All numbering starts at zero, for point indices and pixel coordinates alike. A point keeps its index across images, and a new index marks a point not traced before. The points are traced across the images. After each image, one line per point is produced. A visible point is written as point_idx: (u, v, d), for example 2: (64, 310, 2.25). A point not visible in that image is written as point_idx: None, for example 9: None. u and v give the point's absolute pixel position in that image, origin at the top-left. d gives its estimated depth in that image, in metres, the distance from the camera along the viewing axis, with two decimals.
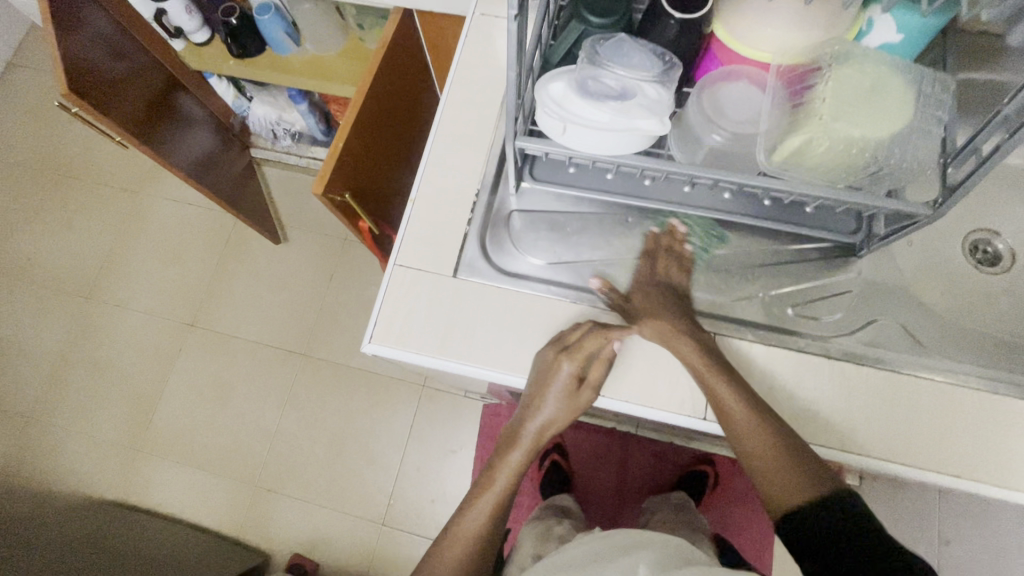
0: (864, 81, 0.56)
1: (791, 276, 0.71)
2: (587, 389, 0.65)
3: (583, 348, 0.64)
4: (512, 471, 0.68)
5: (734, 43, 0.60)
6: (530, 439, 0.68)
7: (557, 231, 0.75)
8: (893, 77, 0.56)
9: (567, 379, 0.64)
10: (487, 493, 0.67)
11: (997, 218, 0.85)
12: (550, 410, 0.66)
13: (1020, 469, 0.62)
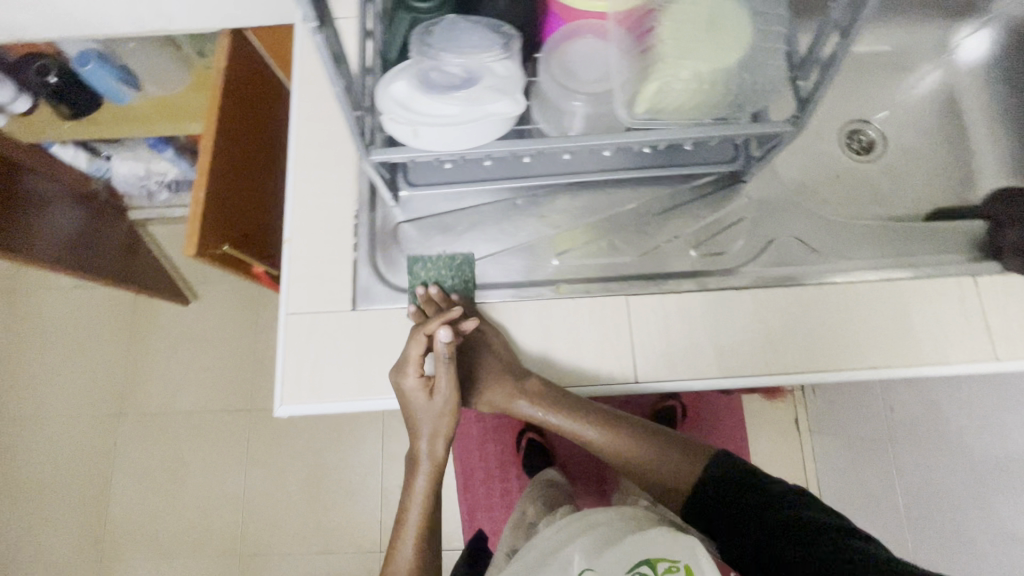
0: (700, 11, 0.54)
1: (687, 217, 0.71)
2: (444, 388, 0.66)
3: (413, 361, 0.64)
4: (421, 498, 0.72)
5: None
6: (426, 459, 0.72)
7: (450, 234, 0.71)
8: (726, 0, 0.54)
9: (421, 388, 0.65)
10: (408, 526, 0.72)
11: (862, 107, 0.89)
12: (421, 416, 0.68)
13: (929, 344, 0.65)
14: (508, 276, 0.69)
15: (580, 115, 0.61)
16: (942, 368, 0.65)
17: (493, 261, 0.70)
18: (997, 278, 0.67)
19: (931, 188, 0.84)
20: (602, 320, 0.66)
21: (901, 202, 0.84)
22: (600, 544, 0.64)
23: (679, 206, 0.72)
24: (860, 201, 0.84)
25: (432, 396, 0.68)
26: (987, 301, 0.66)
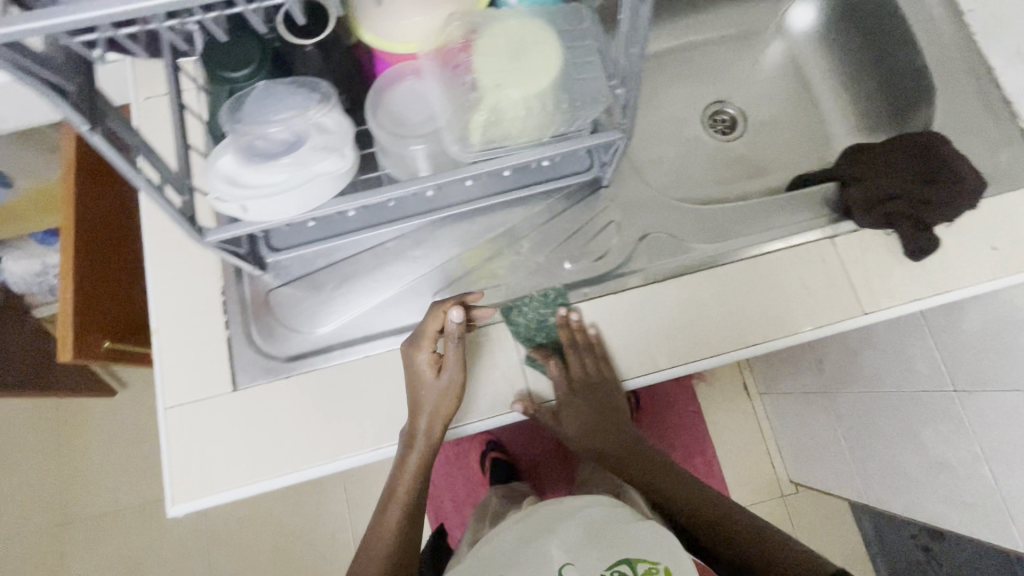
0: (506, 39, 0.55)
1: (562, 229, 0.72)
2: (454, 369, 0.62)
3: (426, 331, 0.62)
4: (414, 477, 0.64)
5: (385, 43, 0.58)
6: (420, 441, 0.61)
7: (326, 292, 0.69)
8: (528, 26, 0.55)
9: (429, 369, 0.62)
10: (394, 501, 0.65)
11: (718, 89, 0.92)
12: (427, 404, 0.61)
13: (800, 310, 0.68)
14: (390, 322, 0.68)
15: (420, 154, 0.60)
16: (814, 331, 0.68)
17: (373, 310, 0.68)
18: (852, 236, 0.71)
19: (792, 155, 0.89)
20: (489, 350, 0.67)
21: (766, 173, 0.88)
22: (584, 536, 0.62)
23: (552, 219, 0.72)
24: (730, 180, 0.88)
25: (438, 374, 0.62)
26: (846, 258, 0.70)
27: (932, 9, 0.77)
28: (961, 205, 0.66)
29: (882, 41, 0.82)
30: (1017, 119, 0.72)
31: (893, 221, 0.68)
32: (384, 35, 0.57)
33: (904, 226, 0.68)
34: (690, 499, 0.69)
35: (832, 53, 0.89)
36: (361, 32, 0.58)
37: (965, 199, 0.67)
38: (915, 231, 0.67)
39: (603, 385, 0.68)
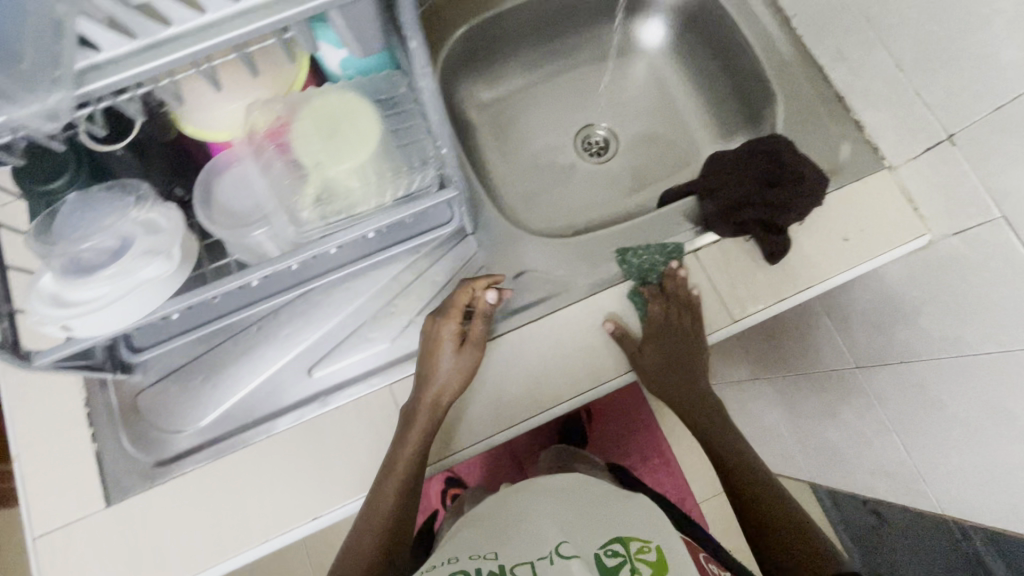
0: (323, 114, 0.55)
1: (434, 283, 0.71)
2: (473, 349, 0.64)
3: (455, 304, 0.65)
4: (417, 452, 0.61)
5: (208, 133, 0.57)
6: (425, 412, 0.62)
7: (195, 384, 0.67)
8: (343, 98, 0.55)
9: (452, 339, 0.64)
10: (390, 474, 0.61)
11: (588, 111, 0.93)
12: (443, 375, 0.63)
13: (671, 329, 0.70)
14: (268, 406, 0.66)
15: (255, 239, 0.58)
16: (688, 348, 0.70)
17: (249, 396, 0.67)
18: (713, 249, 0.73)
19: (663, 167, 0.90)
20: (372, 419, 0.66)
21: (641, 188, 0.90)
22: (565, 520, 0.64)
23: (423, 273, 0.71)
24: (607, 201, 0.89)
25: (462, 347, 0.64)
26: (710, 270, 0.72)
27: (761, 20, 0.81)
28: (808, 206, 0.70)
29: (726, 51, 0.85)
30: (850, 114, 0.77)
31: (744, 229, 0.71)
32: (208, 121, 0.57)
33: (757, 232, 0.70)
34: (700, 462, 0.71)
35: (687, 64, 0.91)
36: (182, 124, 0.57)
37: (811, 198, 0.70)
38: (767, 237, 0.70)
39: (679, 332, 0.70)
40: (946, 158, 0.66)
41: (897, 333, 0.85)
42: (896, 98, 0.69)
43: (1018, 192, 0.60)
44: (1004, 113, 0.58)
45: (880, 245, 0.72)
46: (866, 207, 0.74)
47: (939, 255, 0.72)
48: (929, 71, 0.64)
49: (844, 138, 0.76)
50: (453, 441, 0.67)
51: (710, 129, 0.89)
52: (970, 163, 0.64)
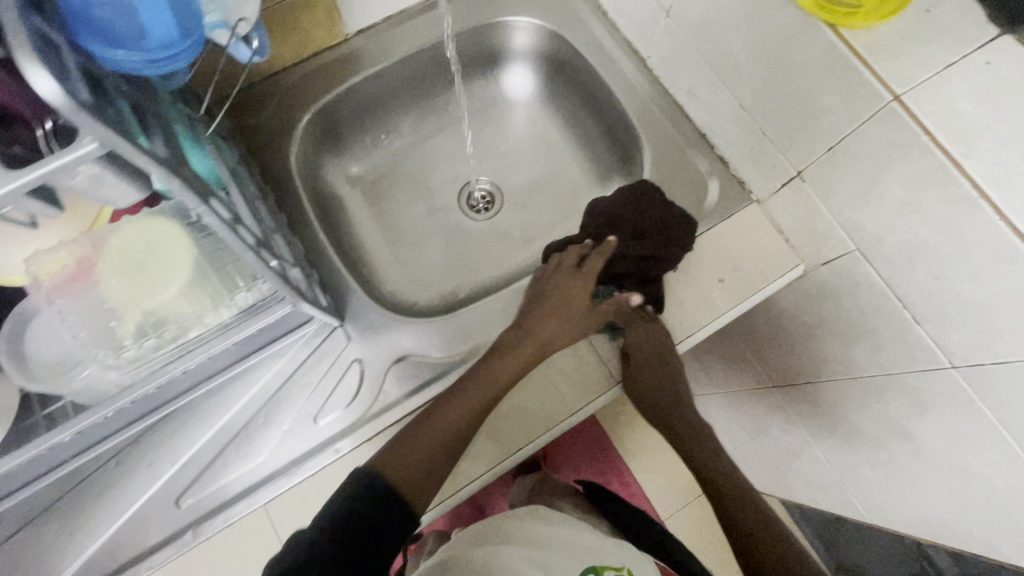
0: (131, 248, 0.49)
1: (306, 386, 0.67)
2: (593, 319, 0.71)
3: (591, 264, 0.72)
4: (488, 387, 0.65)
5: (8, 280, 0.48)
6: (531, 350, 0.67)
7: (49, 540, 0.61)
8: (155, 229, 0.50)
9: (585, 294, 0.71)
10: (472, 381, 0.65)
11: (467, 165, 0.90)
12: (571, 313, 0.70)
13: (556, 398, 0.69)
14: (135, 548, 0.62)
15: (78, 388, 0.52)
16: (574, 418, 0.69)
17: (111, 539, 0.62)
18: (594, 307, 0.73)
19: (550, 216, 0.87)
20: (252, 540, 0.63)
21: (529, 242, 0.86)
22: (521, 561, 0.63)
23: (292, 377, 0.67)
24: (496, 261, 0.85)
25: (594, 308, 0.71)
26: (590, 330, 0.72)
27: (618, 65, 0.80)
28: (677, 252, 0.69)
29: (592, 95, 0.84)
30: (714, 151, 0.76)
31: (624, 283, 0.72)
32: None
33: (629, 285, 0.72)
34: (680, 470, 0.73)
35: (559, 110, 0.89)
36: None
37: (680, 243, 0.70)
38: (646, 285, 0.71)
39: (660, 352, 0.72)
40: (800, 194, 0.66)
41: (797, 356, 0.85)
42: (748, 136, 0.69)
43: (865, 227, 0.60)
44: (838, 153, 0.58)
45: (756, 278, 0.72)
46: (736, 244, 0.73)
47: (815, 284, 0.72)
48: (769, 112, 0.64)
49: (710, 176, 0.76)
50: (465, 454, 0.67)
51: (590, 172, 0.87)
52: (820, 200, 0.64)
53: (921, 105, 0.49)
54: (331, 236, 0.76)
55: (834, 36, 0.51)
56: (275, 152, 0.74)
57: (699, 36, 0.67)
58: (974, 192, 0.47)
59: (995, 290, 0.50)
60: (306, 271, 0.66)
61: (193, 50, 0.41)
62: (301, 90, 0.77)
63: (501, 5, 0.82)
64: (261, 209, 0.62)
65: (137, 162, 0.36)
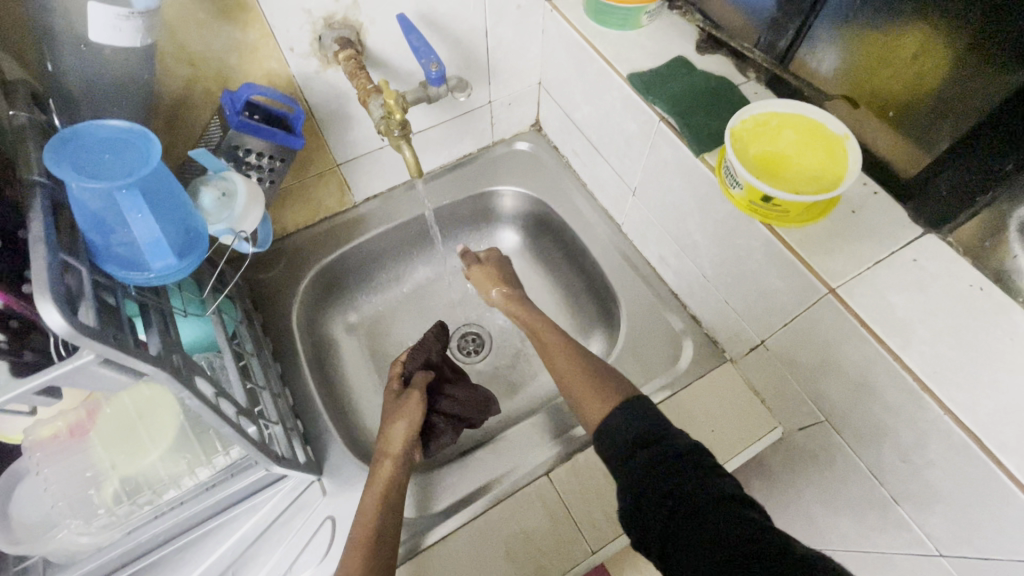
0: (127, 409, 0.54)
1: (278, 541, 0.65)
2: (416, 395, 0.71)
3: (395, 382, 0.75)
4: (373, 499, 0.60)
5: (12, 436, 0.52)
6: (388, 459, 0.64)
7: None
8: (150, 387, 0.55)
9: (393, 392, 0.74)
10: (354, 532, 0.56)
11: (458, 311, 0.95)
12: (398, 451, 0.65)
13: (535, 564, 0.64)
14: None
15: (47, 553, 0.52)
16: None
17: None
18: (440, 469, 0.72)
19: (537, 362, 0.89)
20: None
21: (519, 388, 0.87)
22: None
23: (266, 530, 0.65)
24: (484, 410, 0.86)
25: (411, 390, 0.72)
26: (565, 493, 0.68)
27: (596, 229, 0.88)
28: (423, 357, 0.79)
29: (572, 252, 0.91)
30: (685, 309, 0.80)
31: (443, 428, 0.73)
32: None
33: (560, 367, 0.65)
34: (570, 370, 0.63)
35: (544, 264, 0.96)
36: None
37: (420, 351, 0.79)
38: (463, 403, 0.76)
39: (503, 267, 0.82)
40: (767, 360, 0.68)
41: (791, 518, 0.80)
42: (713, 300, 0.73)
43: (828, 399, 0.61)
44: (791, 329, 0.61)
45: (736, 440, 0.70)
46: (713, 406, 0.73)
47: (797, 447, 0.71)
48: (728, 285, 0.68)
49: (684, 334, 0.79)
50: None
51: (572, 320, 0.91)
52: (785, 369, 0.65)
53: (856, 298, 0.52)
54: (322, 385, 0.80)
55: (770, 232, 0.57)
56: (279, 308, 0.81)
57: (660, 214, 0.75)
58: (914, 382, 0.49)
59: (959, 479, 0.49)
60: (289, 425, 0.69)
61: (191, 267, 0.44)
62: (308, 249, 0.86)
63: (492, 179, 0.93)
64: (254, 367, 0.68)
65: (132, 363, 0.40)
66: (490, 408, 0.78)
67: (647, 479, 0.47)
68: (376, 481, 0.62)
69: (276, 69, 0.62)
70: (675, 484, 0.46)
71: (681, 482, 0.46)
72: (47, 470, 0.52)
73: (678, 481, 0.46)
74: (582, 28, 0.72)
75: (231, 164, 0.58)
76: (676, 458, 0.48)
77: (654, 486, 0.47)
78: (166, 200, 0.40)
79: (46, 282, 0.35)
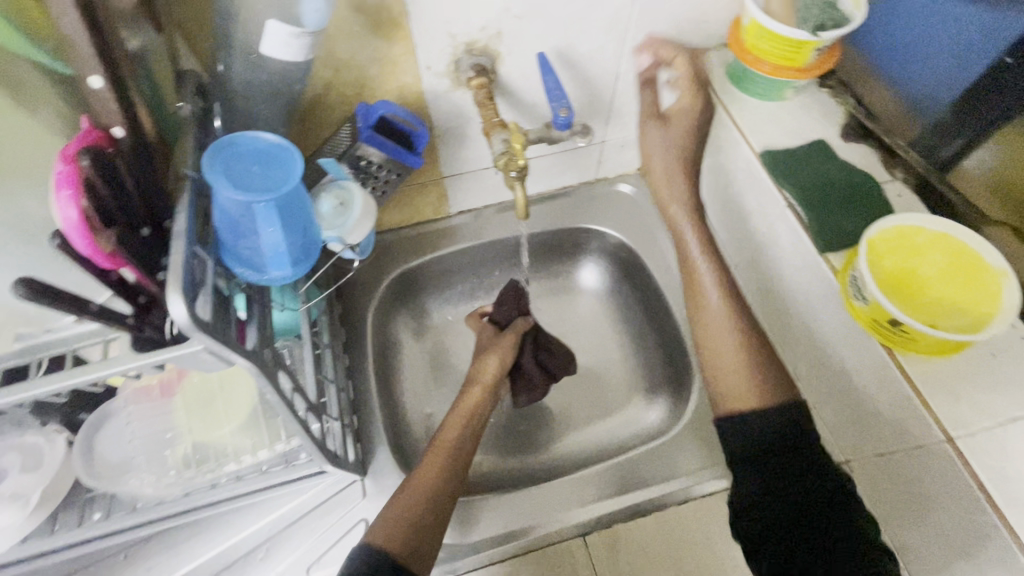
0: (211, 384, 0.59)
1: (312, 530, 0.67)
2: (508, 338, 0.78)
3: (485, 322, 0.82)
4: (459, 422, 0.66)
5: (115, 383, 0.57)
6: (477, 389, 0.71)
7: None
8: (235, 370, 0.60)
9: (485, 330, 0.81)
10: (436, 447, 0.63)
11: None
12: (486, 383, 0.72)
13: None
14: None
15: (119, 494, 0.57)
16: None
17: None
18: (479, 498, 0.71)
19: (596, 410, 0.86)
20: None
21: (568, 432, 0.84)
22: None
23: (299, 519, 0.68)
24: (526, 447, 0.83)
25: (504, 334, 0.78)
26: (599, 560, 0.66)
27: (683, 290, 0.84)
28: (512, 299, 0.80)
29: (654, 306, 0.87)
30: None
31: (534, 377, 0.78)
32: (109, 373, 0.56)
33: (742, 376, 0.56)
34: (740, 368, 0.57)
35: (620, 310, 0.93)
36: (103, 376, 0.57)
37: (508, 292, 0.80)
38: (555, 359, 0.80)
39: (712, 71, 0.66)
40: None
41: None
42: None
43: None
44: None
45: None
46: None
47: None
48: None
49: None
50: None
51: (638, 375, 0.88)
52: None
53: (975, 457, 0.47)
54: (381, 384, 0.82)
55: (890, 357, 0.52)
56: (358, 301, 0.84)
57: None
58: None
59: None
60: (345, 421, 0.71)
61: (301, 274, 0.46)
62: (396, 249, 0.88)
63: (587, 214, 0.91)
64: (326, 358, 0.70)
65: (232, 358, 0.42)
66: (573, 368, 0.81)
67: (789, 474, 0.51)
68: (462, 406, 0.69)
69: (410, 83, 0.64)
70: (807, 484, 0.50)
71: (802, 492, 0.50)
72: (134, 423, 0.58)
73: (806, 484, 0.50)
74: (719, 89, 0.69)
75: (352, 171, 0.60)
76: (801, 459, 0.51)
77: (787, 478, 0.50)
78: (295, 213, 0.42)
79: (180, 275, 0.37)
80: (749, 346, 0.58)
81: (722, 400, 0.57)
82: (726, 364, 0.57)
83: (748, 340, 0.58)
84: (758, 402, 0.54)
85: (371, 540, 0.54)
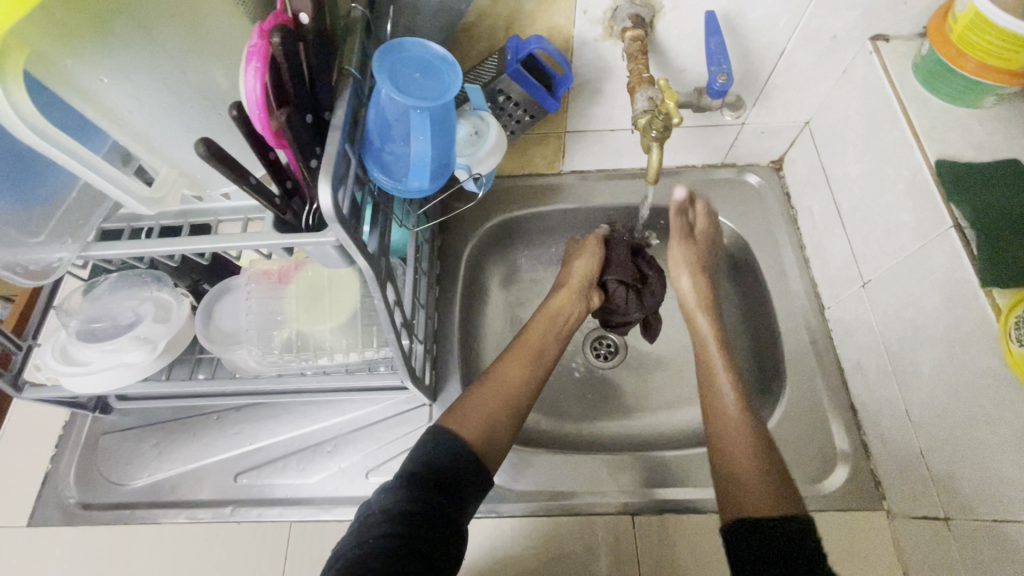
0: (320, 281, 0.62)
1: (376, 439, 0.72)
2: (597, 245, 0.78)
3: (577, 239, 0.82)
4: (545, 325, 0.70)
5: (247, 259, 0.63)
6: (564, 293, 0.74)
7: (144, 450, 0.71)
8: (346, 273, 0.62)
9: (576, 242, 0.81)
10: (523, 346, 0.66)
11: None
12: (574, 285, 0.75)
13: None
14: (184, 496, 0.69)
15: (229, 360, 0.63)
16: None
17: (182, 479, 0.70)
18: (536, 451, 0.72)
19: (666, 399, 0.83)
20: (262, 545, 0.66)
21: (635, 413, 0.82)
22: None
23: (366, 427, 0.72)
24: (589, 417, 0.82)
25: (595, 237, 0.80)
26: (644, 540, 0.66)
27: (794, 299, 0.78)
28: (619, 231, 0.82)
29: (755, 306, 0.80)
30: (859, 431, 0.68)
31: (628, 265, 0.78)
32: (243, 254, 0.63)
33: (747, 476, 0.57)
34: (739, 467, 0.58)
35: None
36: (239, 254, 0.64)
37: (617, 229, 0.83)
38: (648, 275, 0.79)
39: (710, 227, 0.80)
40: (941, 539, 0.57)
41: None
42: (903, 442, 0.61)
43: None
44: (1002, 530, 0.49)
45: None
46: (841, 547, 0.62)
47: None
48: (936, 437, 0.57)
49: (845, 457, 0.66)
50: (495, 544, 0.67)
51: None
52: (959, 559, 0.54)
53: None
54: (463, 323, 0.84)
55: None
56: (458, 238, 0.86)
57: (886, 320, 0.64)
58: None
59: None
60: (427, 347, 0.73)
61: (435, 189, 0.47)
62: (503, 196, 0.88)
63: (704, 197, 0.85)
64: (422, 285, 0.73)
65: (356, 257, 0.44)
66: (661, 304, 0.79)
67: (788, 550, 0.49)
68: (551, 307, 0.72)
69: (562, 25, 0.62)
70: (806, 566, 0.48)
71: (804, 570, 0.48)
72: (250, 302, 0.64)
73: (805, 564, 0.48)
74: (899, 85, 0.61)
75: (490, 104, 0.61)
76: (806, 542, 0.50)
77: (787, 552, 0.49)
78: (443, 123, 0.43)
79: (331, 164, 0.39)
80: (764, 470, 0.57)
81: (734, 505, 0.55)
82: (746, 480, 0.56)
83: (762, 464, 0.58)
84: (771, 510, 0.53)
85: (450, 412, 0.59)
